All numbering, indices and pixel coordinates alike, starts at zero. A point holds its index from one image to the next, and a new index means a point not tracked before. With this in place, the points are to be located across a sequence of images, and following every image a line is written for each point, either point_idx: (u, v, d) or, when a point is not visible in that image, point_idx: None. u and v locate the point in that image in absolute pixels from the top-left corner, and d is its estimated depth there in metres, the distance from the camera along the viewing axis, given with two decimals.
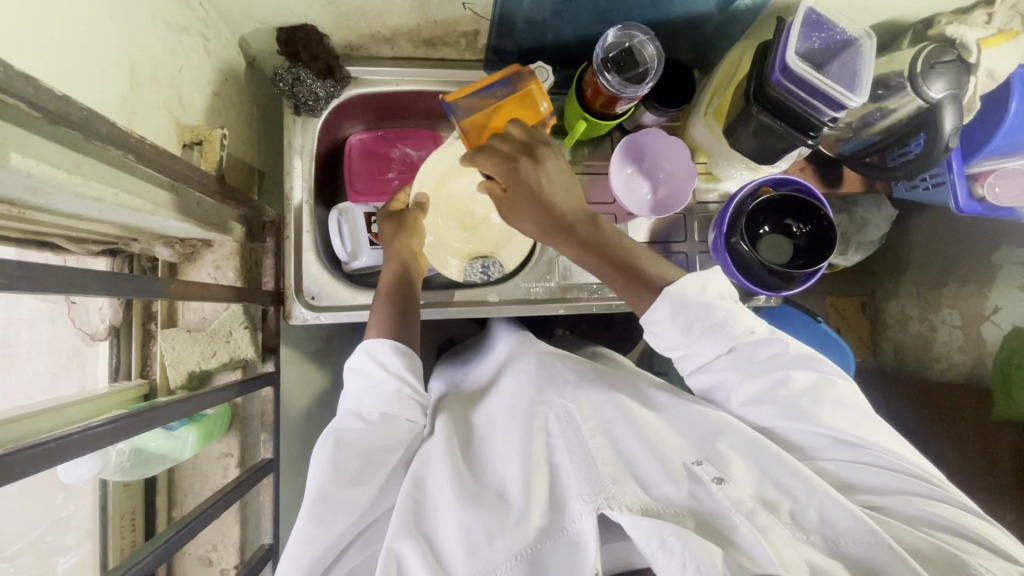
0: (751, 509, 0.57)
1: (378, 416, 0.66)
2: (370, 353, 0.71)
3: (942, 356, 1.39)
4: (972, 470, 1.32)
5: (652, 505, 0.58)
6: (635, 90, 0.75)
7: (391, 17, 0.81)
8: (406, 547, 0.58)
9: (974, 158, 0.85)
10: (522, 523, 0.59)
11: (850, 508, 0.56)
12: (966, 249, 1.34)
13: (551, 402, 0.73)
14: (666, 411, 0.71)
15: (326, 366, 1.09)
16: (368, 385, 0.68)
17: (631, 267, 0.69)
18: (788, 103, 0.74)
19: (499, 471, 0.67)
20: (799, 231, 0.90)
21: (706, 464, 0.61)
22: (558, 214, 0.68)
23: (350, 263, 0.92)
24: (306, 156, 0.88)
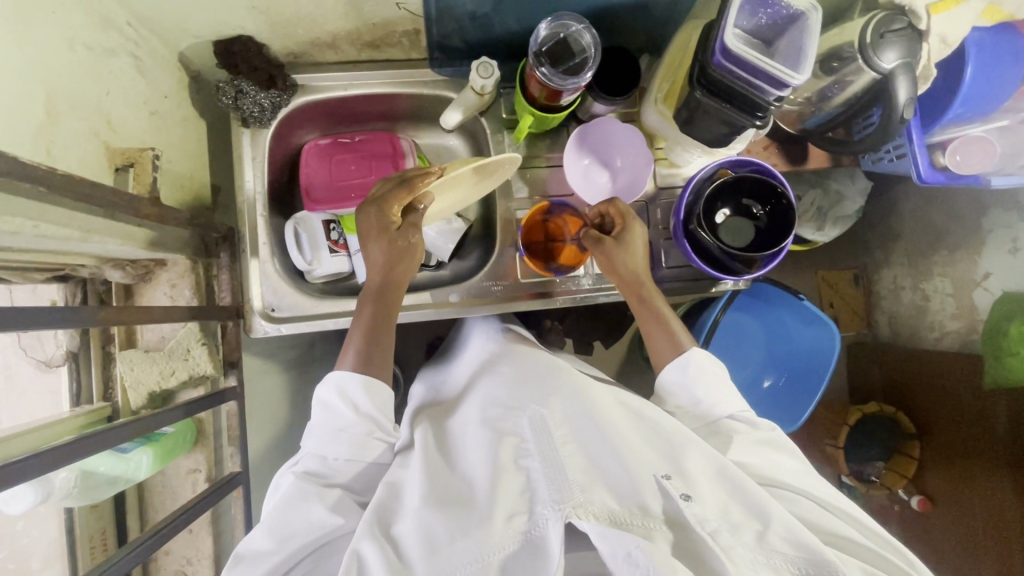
0: (715, 529, 0.56)
1: (342, 461, 0.69)
2: (337, 386, 0.71)
3: (936, 325, 1.42)
4: (963, 439, 1.32)
5: (619, 511, 0.57)
6: (576, 82, 0.73)
7: (328, 22, 0.80)
8: (368, 546, 0.59)
9: (933, 128, 0.84)
10: (486, 526, 0.58)
11: (810, 536, 0.57)
12: (955, 217, 1.35)
13: (526, 410, 0.73)
14: (636, 426, 0.71)
15: (306, 373, 1.10)
16: (338, 427, 0.70)
17: (669, 329, 0.82)
18: (732, 85, 0.72)
19: (469, 476, 0.67)
20: (759, 213, 0.88)
21: (675, 480, 0.61)
22: (630, 273, 0.84)
23: (311, 272, 0.92)
24: (257, 169, 0.88)
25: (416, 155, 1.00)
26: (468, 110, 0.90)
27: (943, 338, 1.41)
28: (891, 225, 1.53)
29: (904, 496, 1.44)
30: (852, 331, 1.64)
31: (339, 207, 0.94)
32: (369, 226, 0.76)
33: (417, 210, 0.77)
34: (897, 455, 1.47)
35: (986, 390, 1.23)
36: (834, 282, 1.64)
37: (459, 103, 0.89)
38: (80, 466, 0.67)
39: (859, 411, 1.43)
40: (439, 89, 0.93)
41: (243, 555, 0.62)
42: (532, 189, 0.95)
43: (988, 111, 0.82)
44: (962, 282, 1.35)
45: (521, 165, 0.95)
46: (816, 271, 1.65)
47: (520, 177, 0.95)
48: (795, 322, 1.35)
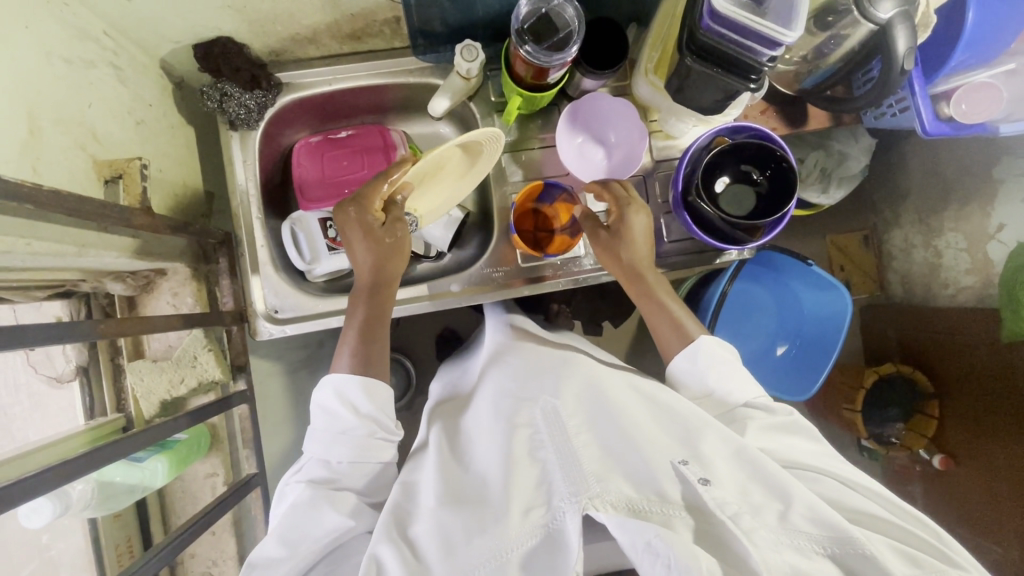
0: (736, 512, 0.55)
1: (346, 464, 0.69)
2: (334, 389, 0.70)
3: (951, 281, 1.40)
4: (981, 393, 1.30)
5: (637, 499, 0.58)
6: (561, 58, 0.71)
7: (306, 17, 0.79)
8: (385, 549, 0.60)
9: (935, 78, 0.81)
10: (504, 524, 0.60)
11: (829, 512, 0.56)
12: (965, 170, 1.33)
13: (538, 402, 0.73)
14: (649, 412, 0.72)
15: (317, 372, 1.11)
16: (339, 429, 0.69)
17: (674, 315, 0.81)
18: (723, 49, 0.70)
19: (485, 473, 0.68)
20: (759, 179, 0.87)
21: (692, 465, 0.60)
22: (632, 261, 0.83)
23: (312, 271, 0.92)
24: (251, 171, 0.87)
25: (408, 146, 0.99)
26: (456, 95, 0.88)
27: (958, 294, 1.38)
28: (900, 183, 1.51)
29: (926, 455, 1.42)
30: (864, 294, 1.62)
31: (332, 204, 0.94)
32: (354, 231, 0.75)
33: (396, 202, 0.78)
34: (917, 415, 1.45)
35: (1006, 343, 1.21)
36: (844, 245, 1.63)
37: (446, 89, 0.87)
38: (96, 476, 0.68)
39: (876, 373, 1.42)
40: (425, 76, 0.92)
41: (256, 564, 0.62)
42: (527, 172, 0.94)
43: (993, 57, 0.79)
44: (975, 236, 1.32)
45: (513, 149, 0.94)
46: (826, 236, 1.63)
47: (513, 160, 0.94)
48: (806, 288, 1.33)
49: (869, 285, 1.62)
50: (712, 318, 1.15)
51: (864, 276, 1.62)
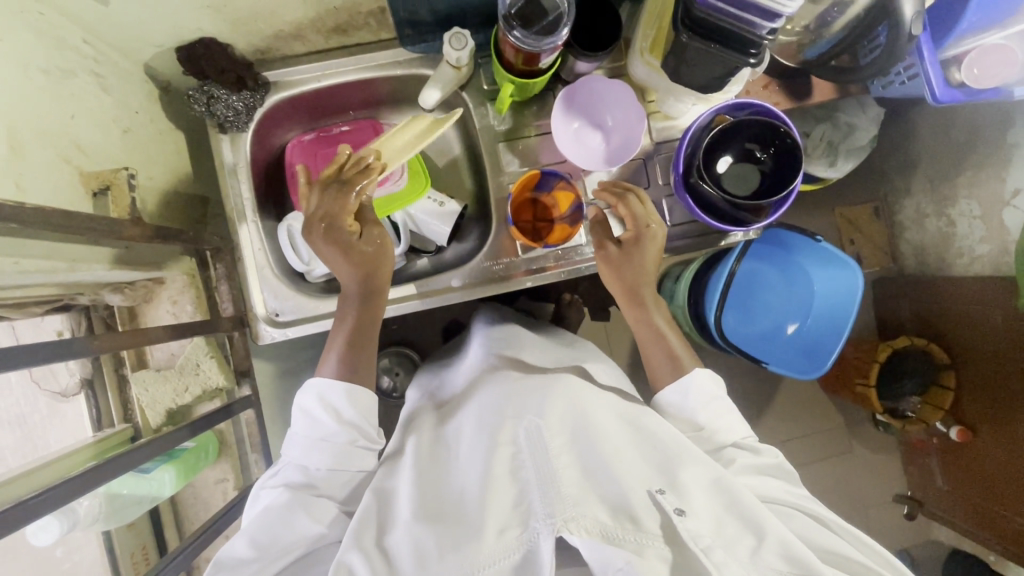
0: (708, 545, 0.56)
1: (325, 471, 0.69)
2: (319, 393, 0.71)
3: (967, 250, 1.38)
4: (996, 364, 1.28)
5: (612, 525, 0.57)
6: (553, 41, 0.68)
7: (287, 13, 0.76)
8: (357, 561, 0.59)
9: (945, 42, 0.77)
10: (474, 541, 0.58)
11: (798, 553, 0.57)
12: (978, 135, 1.31)
13: (521, 418, 0.70)
14: (629, 434, 0.72)
15: None
16: (319, 435, 0.69)
17: (660, 341, 0.82)
18: (720, 23, 0.67)
19: (460, 487, 0.66)
20: (762, 156, 0.84)
21: (669, 495, 0.61)
22: (633, 285, 0.82)
23: (310, 273, 0.90)
24: (243, 175, 0.86)
25: None
26: (447, 86, 0.86)
27: (973, 264, 1.35)
28: (911, 151, 1.49)
29: (943, 428, 1.41)
30: (877, 267, 1.61)
31: None
32: (332, 252, 0.74)
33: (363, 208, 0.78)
34: (933, 388, 1.43)
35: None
36: (853, 218, 1.60)
37: (436, 79, 0.85)
38: (105, 488, 0.68)
39: (890, 347, 1.38)
40: (414, 68, 0.90)
41: (220, 565, 0.61)
42: (523, 161, 0.92)
43: (1008, 16, 0.75)
44: (990, 203, 1.30)
45: (508, 138, 0.91)
46: (834, 208, 1.60)
47: (510, 149, 0.92)
48: (816, 264, 1.31)
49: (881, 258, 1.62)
50: (721, 300, 1.14)
51: (877, 250, 1.61)
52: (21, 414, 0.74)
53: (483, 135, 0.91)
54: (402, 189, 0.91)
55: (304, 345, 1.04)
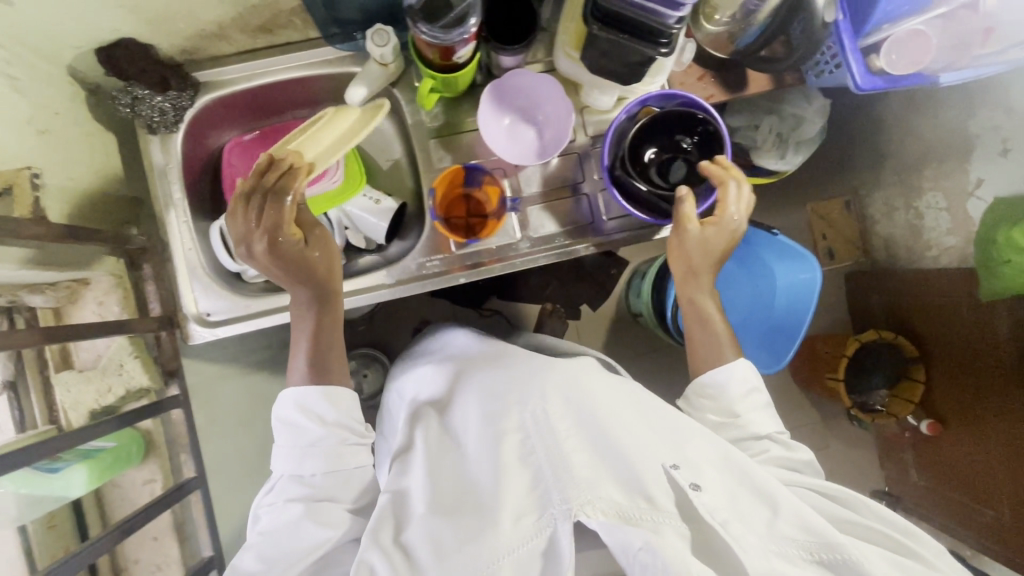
0: (725, 519, 0.57)
1: (320, 476, 0.68)
2: (297, 401, 0.70)
3: (934, 242, 1.43)
4: (965, 351, 1.31)
5: (628, 505, 0.57)
6: (463, 32, 0.69)
7: (205, 12, 0.76)
8: (376, 558, 0.59)
9: (863, 32, 0.77)
10: (491, 534, 0.59)
11: (811, 520, 0.59)
12: (942, 126, 1.36)
13: (525, 403, 0.69)
14: (633, 408, 0.69)
15: None
16: (307, 442, 0.68)
17: (702, 328, 0.82)
18: (627, 14, 0.67)
19: (470, 477, 0.66)
20: (688, 146, 0.83)
21: (683, 470, 0.60)
22: (694, 266, 0.81)
23: (245, 273, 0.90)
24: (172, 176, 0.87)
25: None
26: (374, 84, 0.86)
27: (941, 256, 1.41)
28: (880, 144, 1.54)
29: (915, 422, 1.43)
30: (850, 260, 1.65)
31: None
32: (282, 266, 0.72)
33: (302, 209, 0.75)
34: (903, 381, 1.46)
35: (986, 300, 1.22)
36: (825, 212, 1.63)
37: (363, 77, 0.85)
38: (10, 484, 0.70)
39: (858, 341, 1.39)
40: (345, 66, 0.89)
41: None
42: (456, 158, 0.92)
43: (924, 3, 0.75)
44: (955, 195, 1.36)
45: (439, 135, 0.92)
46: (806, 203, 1.64)
47: (442, 146, 0.92)
48: (777, 258, 1.30)
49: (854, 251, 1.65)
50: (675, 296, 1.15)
51: (849, 243, 1.65)
52: None
53: (415, 132, 0.92)
54: (337, 186, 0.92)
55: (249, 344, 1.05)
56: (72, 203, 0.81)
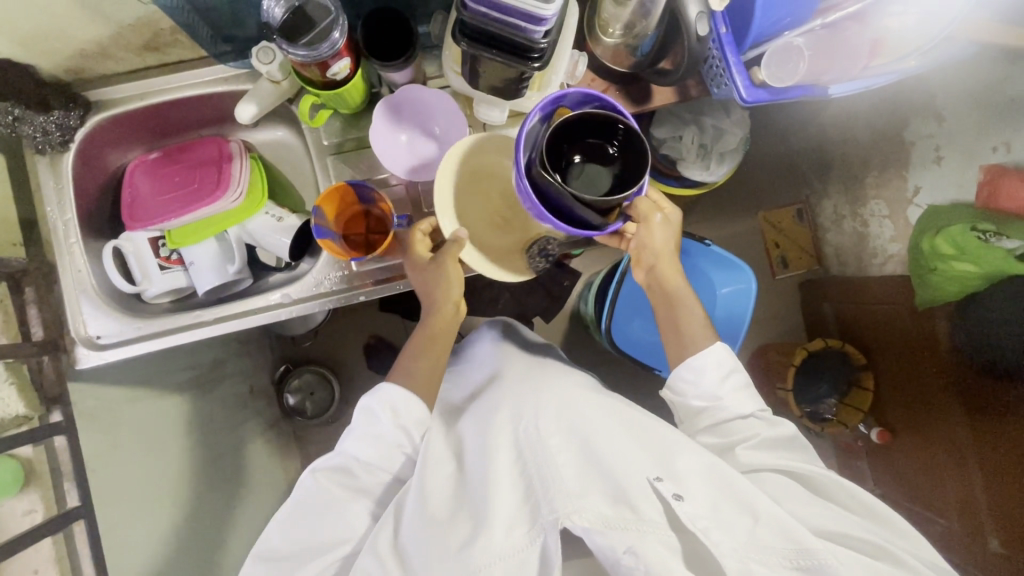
0: (706, 526, 0.61)
1: (368, 468, 0.76)
2: (379, 396, 0.78)
3: (879, 250, 1.43)
4: (912, 359, 1.30)
5: (613, 515, 0.62)
6: (332, 42, 0.69)
7: (81, 31, 0.75)
8: (371, 561, 0.65)
9: (744, 45, 0.81)
10: (480, 540, 0.63)
11: (789, 525, 0.61)
12: (881, 134, 1.38)
13: (518, 422, 0.75)
14: (631, 424, 0.74)
15: (206, 392, 1.10)
16: (375, 432, 0.77)
17: (672, 320, 0.88)
18: (492, 30, 0.67)
19: (467, 490, 0.71)
20: (613, 153, 0.74)
21: (666, 481, 0.64)
22: (653, 257, 0.89)
23: (144, 293, 0.92)
24: (63, 198, 0.86)
25: (247, 156, 0.95)
26: (264, 101, 0.85)
27: (886, 263, 1.41)
28: (825, 153, 1.55)
29: (865, 430, 1.43)
30: (803, 269, 1.64)
31: (161, 222, 0.90)
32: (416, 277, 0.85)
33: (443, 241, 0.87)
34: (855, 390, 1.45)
35: (924, 308, 1.22)
36: (777, 221, 1.62)
37: (253, 94, 0.84)
38: None
39: (805, 350, 1.39)
40: (240, 83, 0.90)
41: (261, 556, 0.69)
42: (355, 174, 0.92)
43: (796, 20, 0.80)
44: (896, 202, 1.37)
45: (337, 151, 0.92)
46: (757, 212, 1.62)
47: (340, 162, 0.91)
48: (712, 268, 1.29)
49: (807, 260, 1.64)
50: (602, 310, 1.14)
51: (801, 251, 1.63)
52: None
53: (313, 148, 0.91)
54: (235, 207, 0.92)
55: (160, 365, 1.03)
56: None
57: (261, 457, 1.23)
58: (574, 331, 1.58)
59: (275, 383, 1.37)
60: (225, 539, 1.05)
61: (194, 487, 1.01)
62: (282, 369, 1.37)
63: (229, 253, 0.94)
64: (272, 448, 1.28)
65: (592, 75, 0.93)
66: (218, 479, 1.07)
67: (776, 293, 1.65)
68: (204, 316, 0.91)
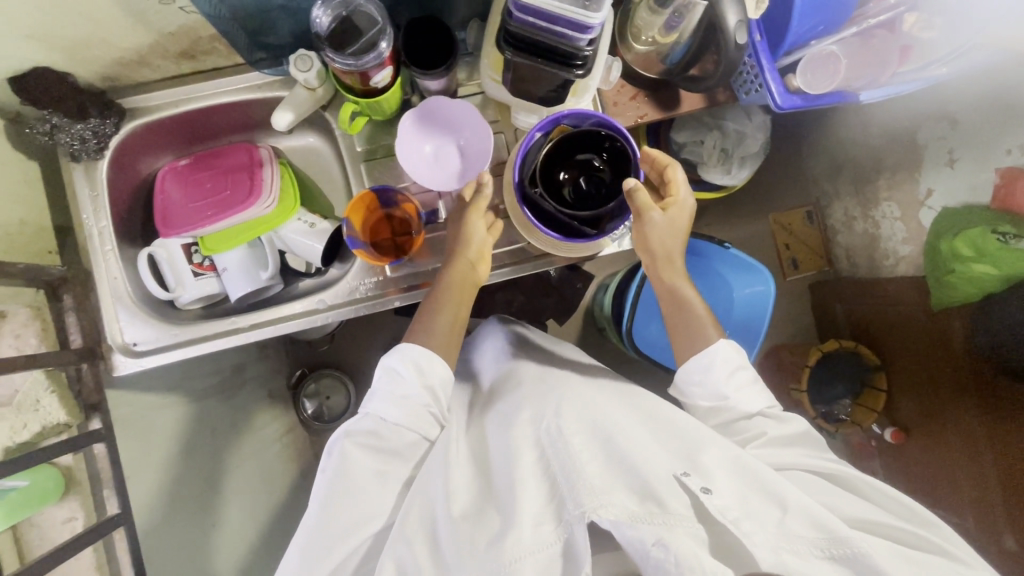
0: (735, 518, 0.61)
1: (398, 428, 0.77)
2: (405, 357, 0.78)
3: (891, 251, 1.45)
4: (928, 360, 1.31)
5: (639, 509, 0.61)
6: (375, 56, 0.69)
7: (121, 38, 0.75)
8: (403, 549, 0.66)
9: (779, 52, 0.83)
10: (510, 535, 0.63)
11: (818, 516, 0.61)
12: (891, 138, 1.40)
13: (542, 420, 0.76)
14: (655, 425, 0.75)
15: (228, 397, 1.09)
16: (400, 394, 0.77)
17: (672, 313, 0.89)
18: (537, 38, 0.67)
19: (496, 489, 0.72)
20: (599, 163, 0.81)
21: (693, 476, 0.65)
22: (657, 251, 0.87)
23: (177, 299, 0.92)
24: (101, 207, 0.86)
25: (277, 162, 0.95)
26: (301, 108, 0.86)
27: (898, 264, 1.42)
28: (834, 155, 1.57)
29: (879, 430, 1.44)
30: (813, 270, 1.66)
31: (194, 229, 0.91)
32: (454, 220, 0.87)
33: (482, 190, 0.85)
34: (866, 389, 1.47)
35: (939, 309, 1.23)
36: (787, 223, 1.64)
37: (290, 102, 0.84)
38: None
39: (819, 351, 1.41)
40: (274, 90, 0.91)
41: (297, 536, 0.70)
42: (387, 180, 0.92)
43: (833, 26, 0.82)
44: (908, 204, 1.38)
45: (369, 158, 0.92)
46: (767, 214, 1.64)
47: (372, 168, 0.92)
48: (729, 270, 1.31)
49: (817, 262, 1.66)
50: None
51: (812, 253, 1.66)
52: None
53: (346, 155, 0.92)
54: (269, 212, 0.92)
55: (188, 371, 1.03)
56: None
57: (282, 461, 1.23)
58: (589, 334, 1.58)
59: (291, 389, 1.36)
60: (252, 543, 1.06)
61: (220, 491, 1.01)
62: (299, 373, 1.36)
63: (262, 260, 0.94)
64: (293, 452, 1.28)
65: (622, 81, 0.93)
66: (243, 483, 1.07)
67: (787, 294, 1.67)
68: (240, 323, 0.91)
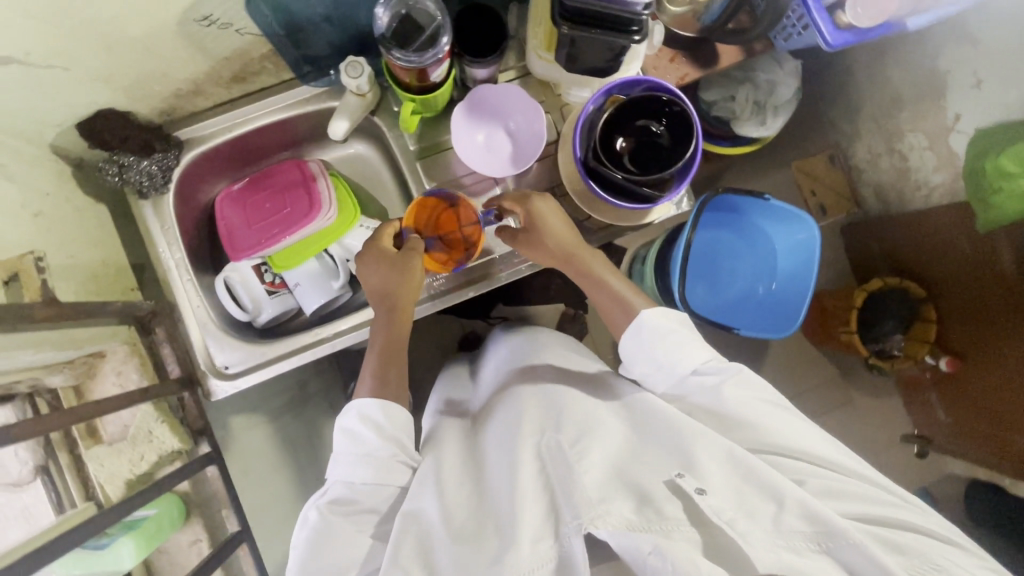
0: (731, 517, 0.56)
1: (369, 486, 0.69)
2: (359, 412, 0.71)
3: (922, 182, 1.43)
4: (975, 287, 1.29)
5: (636, 517, 0.56)
6: (435, 52, 0.70)
7: (178, 70, 0.76)
8: None
9: None
10: (509, 554, 0.56)
11: (819, 510, 0.56)
12: (907, 70, 1.37)
13: (543, 436, 0.70)
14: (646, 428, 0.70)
15: (304, 410, 1.12)
16: (362, 452, 0.70)
17: (603, 297, 0.80)
18: (595, 9, 0.68)
19: (490, 506, 0.66)
20: (658, 128, 0.82)
21: (687, 476, 0.60)
22: (557, 247, 0.81)
23: (257, 319, 0.95)
24: (174, 240, 0.88)
25: (328, 173, 0.95)
26: (354, 114, 0.87)
27: (931, 195, 1.41)
28: (851, 95, 1.55)
29: (933, 360, 1.41)
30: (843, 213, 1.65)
31: (261, 249, 0.92)
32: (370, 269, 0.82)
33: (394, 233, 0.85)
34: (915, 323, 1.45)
35: (984, 231, 1.20)
36: (810, 169, 1.65)
37: (343, 110, 0.86)
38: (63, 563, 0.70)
39: (865, 290, 1.40)
40: (322, 101, 0.91)
41: None
42: (443, 175, 0.93)
43: None
44: (935, 132, 1.35)
45: (423, 155, 0.93)
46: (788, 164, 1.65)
47: (427, 166, 0.93)
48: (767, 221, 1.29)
49: (845, 205, 1.65)
50: (682, 269, 1.13)
51: (839, 197, 1.65)
52: (23, 506, 0.74)
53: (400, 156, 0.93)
54: (333, 222, 0.93)
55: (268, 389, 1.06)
56: (76, 280, 0.77)
57: None
58: None
59: None
60: None
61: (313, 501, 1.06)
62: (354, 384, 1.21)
63: (331, 271, 0.97)
64: None
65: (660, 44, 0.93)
66: None
67: None
68: (323, 334, 0.92)
